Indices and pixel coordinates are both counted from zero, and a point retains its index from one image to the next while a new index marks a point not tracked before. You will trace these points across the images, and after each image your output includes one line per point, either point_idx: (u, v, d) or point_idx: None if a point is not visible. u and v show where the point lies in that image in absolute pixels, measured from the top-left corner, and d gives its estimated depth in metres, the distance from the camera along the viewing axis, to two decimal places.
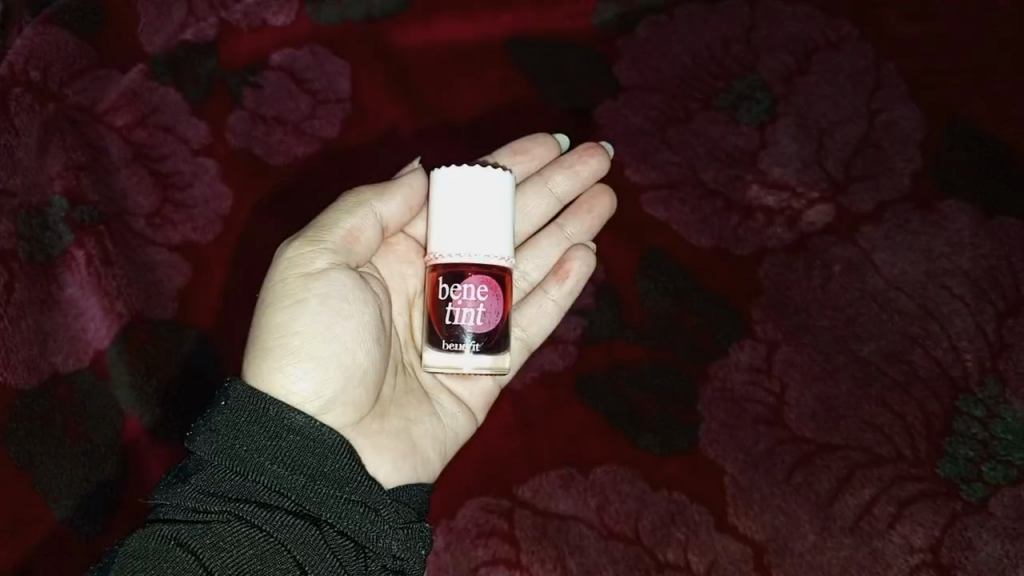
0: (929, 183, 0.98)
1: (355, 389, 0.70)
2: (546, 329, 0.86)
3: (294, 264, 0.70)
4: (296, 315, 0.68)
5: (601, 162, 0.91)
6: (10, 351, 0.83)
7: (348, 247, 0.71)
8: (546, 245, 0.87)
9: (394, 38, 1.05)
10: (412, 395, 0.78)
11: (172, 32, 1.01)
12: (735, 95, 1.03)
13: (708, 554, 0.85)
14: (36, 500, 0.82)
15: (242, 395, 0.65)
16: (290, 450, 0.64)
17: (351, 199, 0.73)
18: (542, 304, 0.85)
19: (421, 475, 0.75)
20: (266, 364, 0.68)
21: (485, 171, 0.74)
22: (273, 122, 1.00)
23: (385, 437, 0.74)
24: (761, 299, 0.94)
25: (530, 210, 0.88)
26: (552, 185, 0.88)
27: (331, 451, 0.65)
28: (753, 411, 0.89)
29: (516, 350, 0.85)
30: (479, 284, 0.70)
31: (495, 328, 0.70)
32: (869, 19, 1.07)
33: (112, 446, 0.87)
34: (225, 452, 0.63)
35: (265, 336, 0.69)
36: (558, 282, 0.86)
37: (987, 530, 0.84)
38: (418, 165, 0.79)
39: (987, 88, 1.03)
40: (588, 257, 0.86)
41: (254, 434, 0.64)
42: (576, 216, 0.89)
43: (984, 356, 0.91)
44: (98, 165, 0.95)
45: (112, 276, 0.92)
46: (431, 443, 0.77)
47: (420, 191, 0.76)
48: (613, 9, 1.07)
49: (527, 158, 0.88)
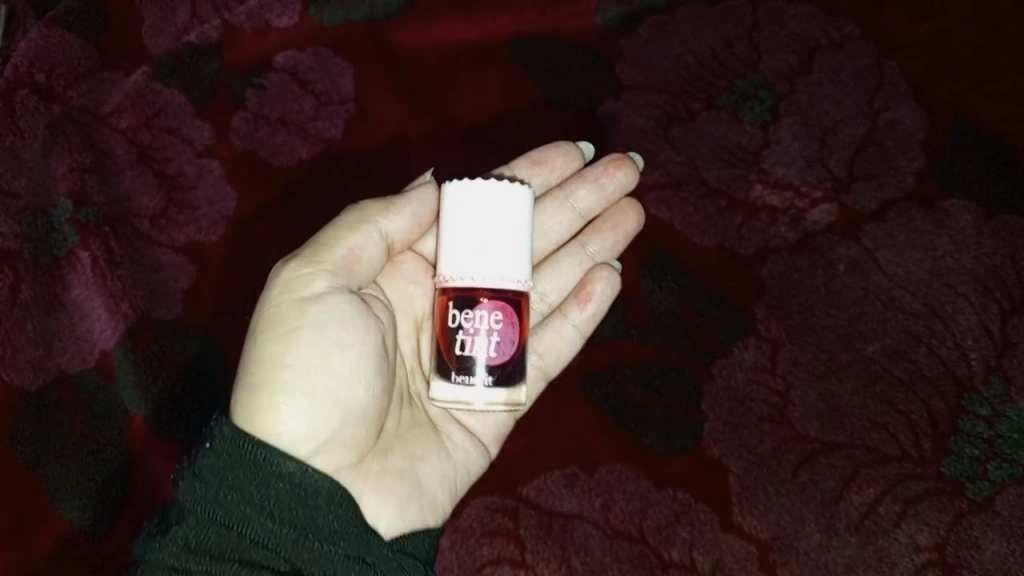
0: (932, 181, 0.98)
1: (353, 428, 0.68)
2: (562, 357, 0.86)
3: (291, 287, 0.68)
4: (288, 346, 0.66)
5: (627, 176, 0.90)
6: (16, 352, 0.84)
7: (348, 269, 0.70)
8: (565, 265, 0.88)
9: (396, 39, 1.05)
10: (419, 428, 0.77)
11: (176, 35, 1.01)
12: (737, 94, 1.02)
13: (712, 553, 0.85)
14: (42, 500, 0.82)
15: (228, 435, 0.63)
16: (284, 499, 0.63)
17: (355, 213, 0.72)
18: (558, 330, 0.85)
19: (426, 517, 0.75)
20: (257, 399, 0.65)
21: (504, 187, 0.73)
22: (277, 124, 1.00)
23: (387, 477, 0.73)
24: (764, 298, 0.94)
25: (550, 225, 0.88)
26: (574, 202, 0.88)
27: (325, 502, 0.65)
28: (757, 411, 0.90)
29: (533, 379, 0.85)
30: (493, 311, 0.70)
31: (510, 359, 0.70)
32: (872, 17, 1.06)
33: (119, 446, 0.88)
34: (207, 500, 0.63)
35: (256, 366, 0.66)
36: (579, 307, 0.86)
37: (992, 529, 0.85)
38: (430, 179, 0.78)
39: (989, 87, 1.03)
40: (611, 279, 0.87)
41: (241, 483, 0.63)
42: (599, 233, 0.89)
43: (988, 355, 0.91)
44: (103, 167, 0.96)
45: (117, 277, 0.92)
46: (436, 479, 0.77)
47: (430, 207, 0.75)
48: (616, 10, 1.06)
49: (547, 169, 0.88)
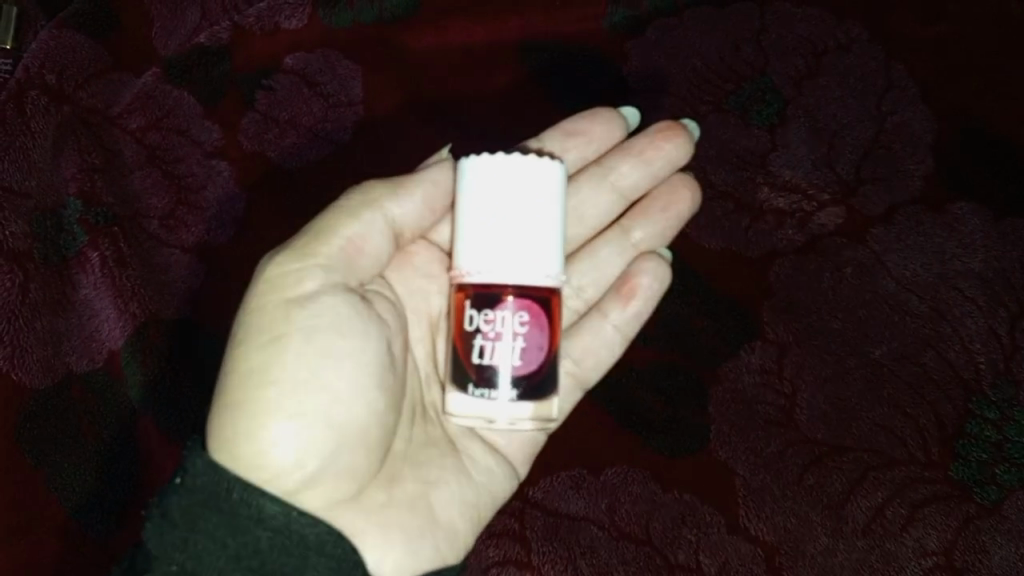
0: (941, 184, 0.98)
1: (351, 452, 0.65)
2: (600, 362, 0.84)
3: (279, 288, 0.65)
4: (274, 357, 0.63)
5: (677, 148, 0.87)
6: (25, 351, 0.83)
7: (346, 262, 0.67)
8: (604, 254, 0.86)
9: (404, 40, 1.04)
10: (433, 449, 0.75)
11: (185, 36, 1.02)
12: (745, 97, 1.01)
13: (719, 555, 0.85)
14: (50, 499, 0.83)
15: (201, 470, 0.60)
16: (265, 549, 0.61)
17: (358, 199, 0.69)
18: (597, 331, 0.84)
19: (444, 553, 0.72)
20: (237, 416, 0.62)
21: (534, 166, 0.69)
22: (286, 125, 1.01)
23: (393, 509, 0.70)
24: (772, 300, 0.94)
25: (589, 208, 0.86)
26: (615, 180, 0.86)
27: (311, 549, 0.62)
28: (764, 413, 0.90)
29: (568, 389, 0.84)
30: (518, 313, 0.67)
31: (536, 368, 0.68)
32: (883, 20, 1.05)
33: (126, 446, 0.89)
34: (178, 547, 0.60)
35: (238, 378, 0.63)
36: (622, 304, 0.83)
37: (1000, 534, 0.85)
38: (446, 157, 0.77)
39: (998, 91, 1.02)
40: (659, 271, 0.84)
41: (214, 528, 0.60)
42: (644, 218, 0.87)
43: (996, 358, 0.91)
44: (112, 167, 0.97)
45: (126, 278, 0.93)
46: (452, 506, 0.74)
47: (445, 184, 0.73)
48: (625, 12, 1.05)
49: (583, 142, 0.85)
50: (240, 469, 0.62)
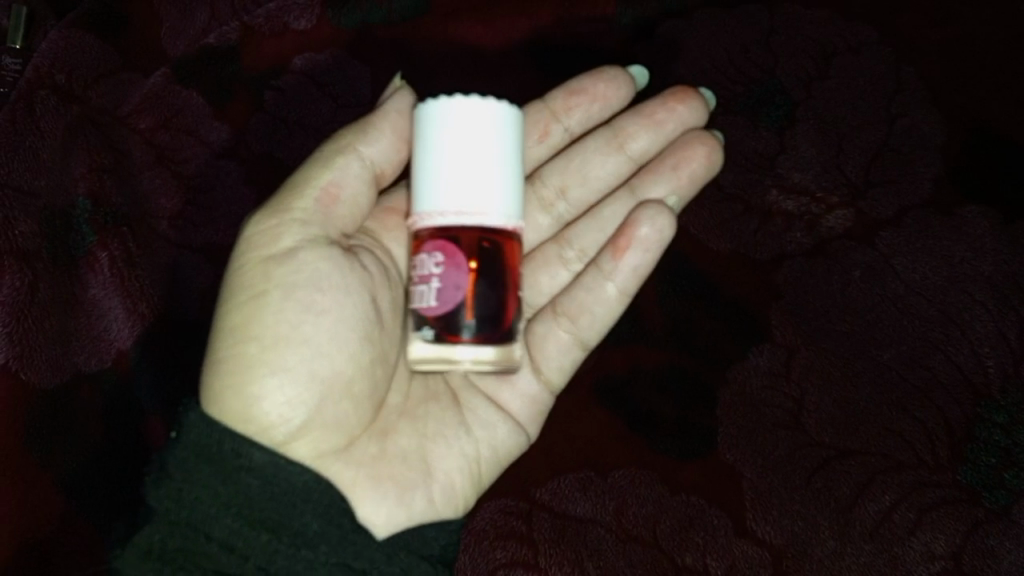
0: (950, 188, 0.97)
1: (338, 404, 0.67)
2: (598, 320, 0.82)
3: (259, 247, 0.67)
4: (255, 313, 0.65)
5: (689, 110, 0.90)
6: (37, 351, 0.84)
7: (323, 213, 0.69)
8: (608, 213, 0.87)
9: (411, 41, 1.04)
10: (432, 404, 0.76)
11: (194, 37, 1.03)
12: (755, 100, 1.01)
13: (727, 559, 0.85)
14: (59, 500, 0.83)
15: (195, 423, 0.63)
16: (254, 497, 0.63)
17: (331, 153, 0.71)
18: (594, 288, 0.81)
19: (438, 508, 0.73)
20: (226, 373, 0.65)
21: (483, 105, 0.69)
22: (294, 126, 1.01)
23: (385, 462, 0.71)
24: (780, 304, 0.94)
25: (594, 169, 0.89)
26: (624, 141, 0.89)
27: (300, 497, 0.65)
28: (773, 417, 0.89)
29: (569, 348, 0.82)
30: (432, 253, 0.66)
31: (454, 311, 0.66)
32: (892, 21, 1.04)
33: (134, 447, 0.89)
34: (174, 499, 0.62)
35: (225, 335, 0.66)
36: (615, 257, 0.80)
37: (1009, 538, 0.85)
38: (401, 85, 0.76)
39: (1010, 93, 1.02)
40: (655, 217, 0.79)
41: (207, 476, 0.63)
42: (656, 177, 0.87)
43: (1006, 362, 0.90)
44: (121, 167, 0.97)
45: (135, 278, 0.93)
46: (449, 460, 0.75)
47: (409, 114, 0.74)
48: (631, 14, 1.05)
49: (587, 100, 0.89)
50: (233, 423, 0.65)
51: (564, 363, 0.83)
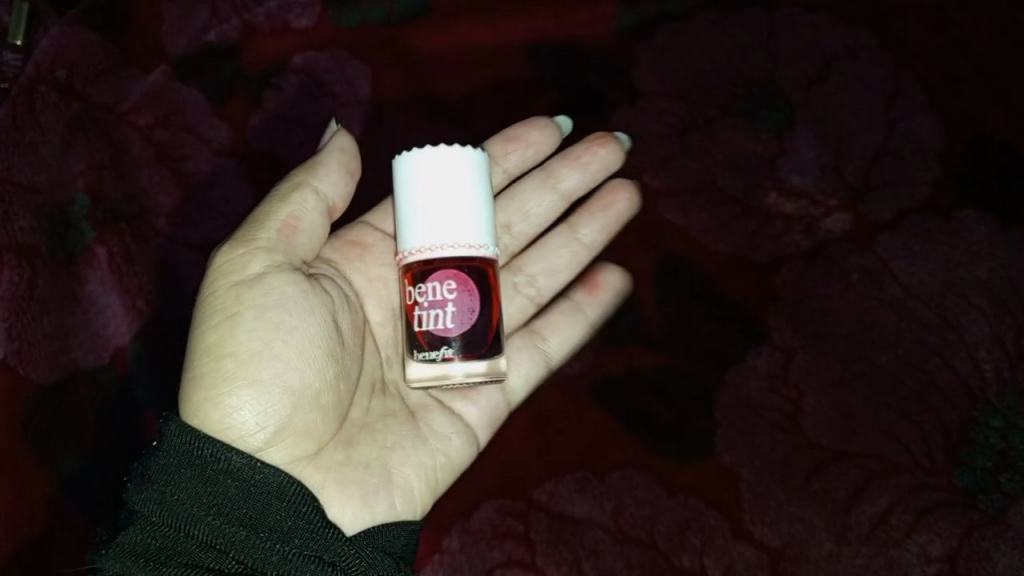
0: (948, 193, 0.97)
1: (307, 416, 0.68)
2: (565, 344, 0.91)
3: (228, 272, 0.69)
4: (228, 333, 0.67)
5: (611, 152, 0.95)
6: (30, 347, 0.84)
7: (286, 242, 0.70)
8: (552, 247, 0.93)
9: (412, 41, 1.05)
10: (391, 417, 0.77)
11: (194, 34, 1.03)
12: (755, 103, 1.02)
13: (723, 560, 0.85)
14: (55, 497, 0.82)
15: (175, 431, 0.65)
16: (231, 496, 0.64)
17: (285, 187, 0.73)
18: (569, 316, 0.92)
19: (399, 511, 0.74)
20: (201, 391, 0.66)
21: (457, 152, 0.72)
22: (293, 124, 1.00)
23: (351, 469, 0.72)
24: (778, 306, 0.94)
25: (533, 207, 0.93)
26: (556, 182, 0.93)
27: (275, 496, 0.65)
28: (769, 419, 0.90)
29: (535, 365, 0.89)
30: (445, 280, 0.68)
31: (471, 329, 0.68)
32: (890, 26, 1.05)
33: (131, 443, 0.87)
34: (156, 499, 0.64)
35: (199, 357, 0.67)
36: (589, 294, 0.92)
37: (1005, 542, 0.85)
38: (338, 127, 0.78)
39: (1009, 98, 1.02)
40: (622, 277, 0.94)
41: (187, 477, 0.64)
42: (591, 218, 0.94)
43: (1002, 367, 0.91)
44: (121, 163, 0.97)
45: (135, 275, 0.93)
46: (408, 469, 0.75)
47: (349, 148, 0.76)
48: (631, 14, 1.05)
49: (521, 147, 0.92)
50: (210, 431, 0.66)
51: (529, 375, 0.88)
